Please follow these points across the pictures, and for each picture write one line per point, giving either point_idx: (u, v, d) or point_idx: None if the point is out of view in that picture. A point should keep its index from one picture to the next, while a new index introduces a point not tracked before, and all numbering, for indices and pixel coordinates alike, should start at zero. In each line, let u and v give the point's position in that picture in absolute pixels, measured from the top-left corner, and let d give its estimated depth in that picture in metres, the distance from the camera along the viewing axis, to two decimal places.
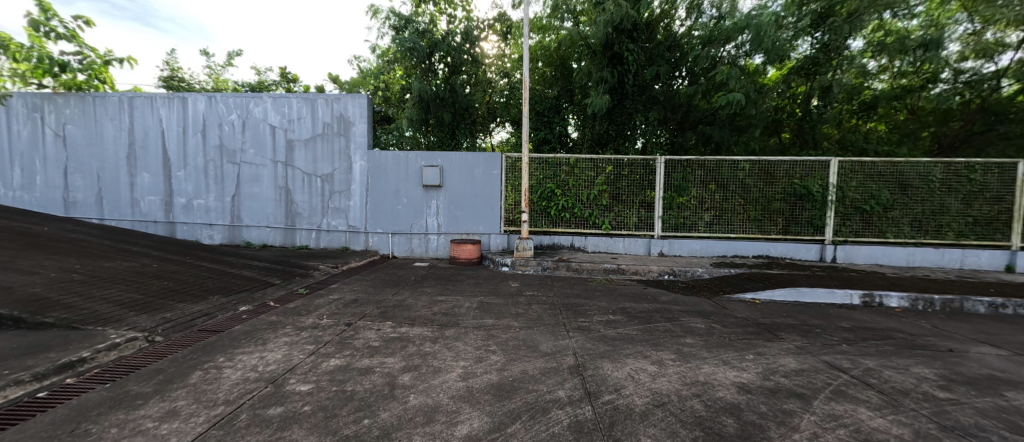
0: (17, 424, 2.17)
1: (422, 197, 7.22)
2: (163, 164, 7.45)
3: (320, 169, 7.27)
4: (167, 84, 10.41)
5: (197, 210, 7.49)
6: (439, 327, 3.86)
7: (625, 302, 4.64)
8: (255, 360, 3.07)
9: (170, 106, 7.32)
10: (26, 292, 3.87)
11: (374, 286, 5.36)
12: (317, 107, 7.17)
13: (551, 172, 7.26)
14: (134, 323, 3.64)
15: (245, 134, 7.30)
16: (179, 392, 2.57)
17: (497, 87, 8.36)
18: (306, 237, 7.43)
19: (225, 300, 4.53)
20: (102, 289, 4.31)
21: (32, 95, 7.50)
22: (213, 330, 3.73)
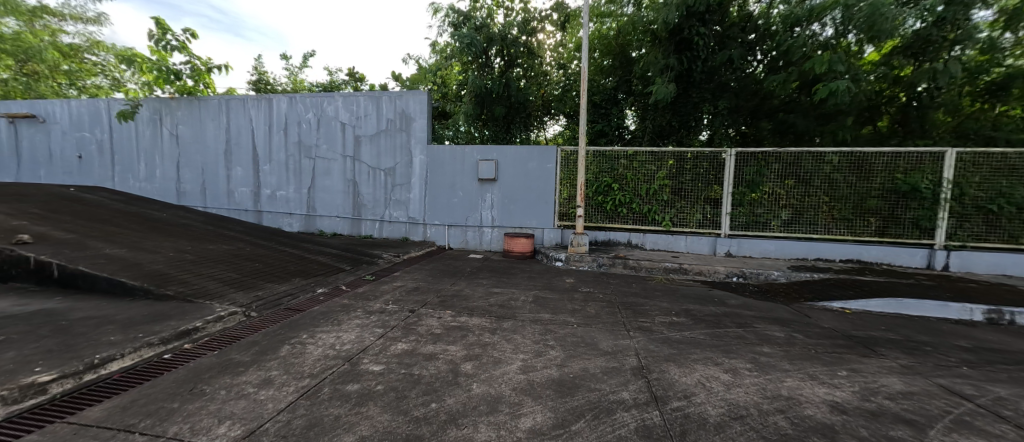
0: (150, 381, 2.56)
1: (477, 191, 7.38)
2: (252, 159, 8.32)
3: (383, 164, 7.69)
4: (256, 87, 11.58)
5: (280, 200, 8.29)
6: (497, 318, 3.93)
7: (689, 303, 4.38)
8: (333, 339, 3.35)
9: (258, 107, 8.14)
10: (152, 268, 4.56)
11: (434, 275, 5.59)
12: (382, 105, 7.57)
13: (608, 165, 7.03)
14: (234, 299, 4.13)
15: (320, 131, 7.92)
16: (272, 363, 2.88)
17: (552, 79, 8.18)
18: (371, 227, 7.92)
19: (304, 282, 4.98)
20: (207, 268, 4.94)
21: (153, 100, 8.73)
22: (297, 309, 4.13)
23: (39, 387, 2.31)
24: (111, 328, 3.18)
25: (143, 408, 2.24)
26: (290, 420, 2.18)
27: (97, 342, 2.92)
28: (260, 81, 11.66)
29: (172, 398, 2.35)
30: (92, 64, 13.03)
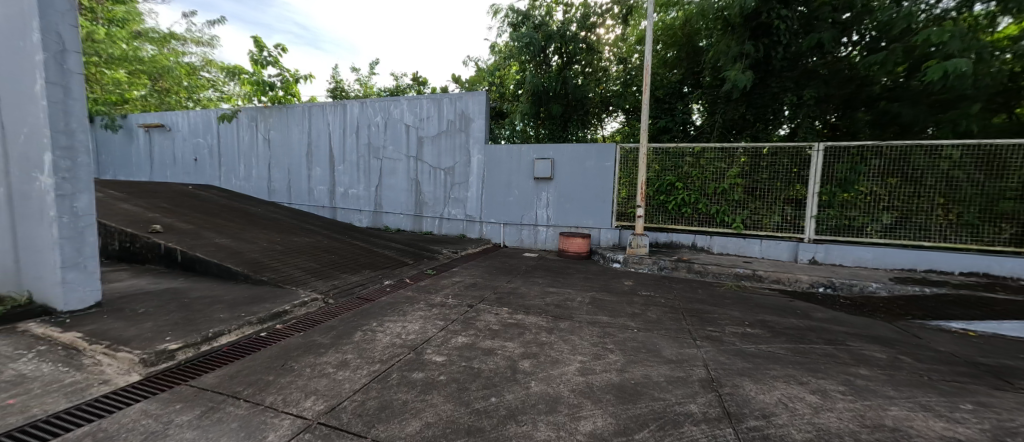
0: (249, 355, 2.93)
1: (533, 190, 7.39)
2: (329, 160, 9.07)
3: (444, 163, 7.98)
4: (333, 94, 12.60)
5: (352, 198, 8.95)
6: (553, 318, 3.92)
7: (764, 314, 4.03)
8: (399, 329, 3.55)
9: (335, 112, 8.86)
10: (250, 256, 5.17)
11: (490, 272, 5.69)
12: (443, 107, 7.86)
13: (672, 163, 6.67)
14: (315, 286, 4.56)
15: (387, 133, 8.42)
16: (348, 347, 3.13)
17: (612, 75, 7.94)
18: (431, 224, 8.26)
19: (373, 274, 5.34)
20: (293, 258, 5.48)
21: (250, 109, 9.85)
22: (367, 298, 4.44)
23: (168, 353, 2.76)
24: (220, 307, 3.67)
25: (244, 378, 2.59)
26: (364, 400, 2.38)
27: (210, 318, 3.38)
28: (336, 89, 12.68)
29: (268, 371, 2.68)
30: (206, 80, 15.14)
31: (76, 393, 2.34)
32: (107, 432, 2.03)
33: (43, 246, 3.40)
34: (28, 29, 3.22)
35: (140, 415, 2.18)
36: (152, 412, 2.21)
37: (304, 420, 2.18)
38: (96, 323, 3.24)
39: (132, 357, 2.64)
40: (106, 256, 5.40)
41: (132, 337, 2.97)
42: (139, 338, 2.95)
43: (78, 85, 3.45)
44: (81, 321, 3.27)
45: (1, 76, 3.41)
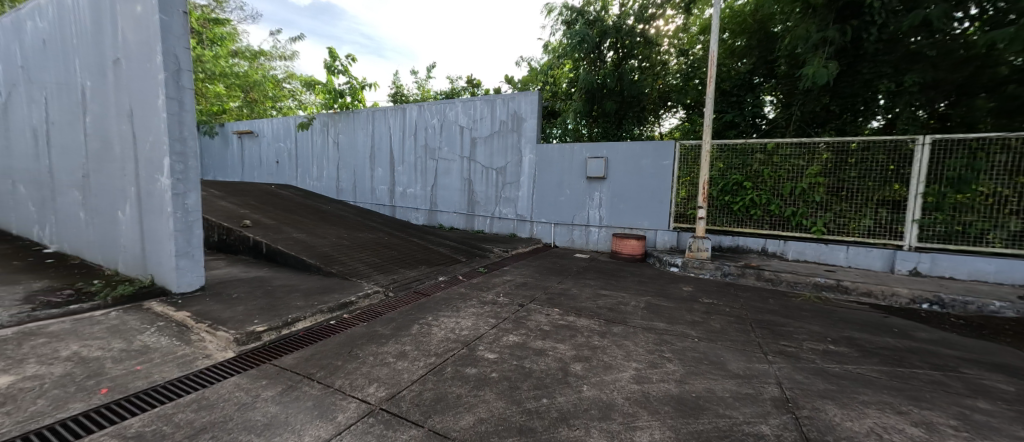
0: (320, 340, 3.22)
1: (585, 189, 7.24)
2: (389, 161, 9.53)
3: (495, 163, 8.05)
4: (394, 98, 13.23)
5: (409, 197, 9.33)
6: (607, 322, 3.78)
7: (850, 330, 3.59)
8: (453, 324, 3.63)
9: (395, 116, 9.30)
10: (321, 250, 5.58)
11: (541, 272, 5.63)
12: (496, 108, 7.93)
13: (739, 161, 6.19)
14: (376, 280, 4.80)
15: (442, 135, 8.66)
16: (406, 339, 3.27)
17: (671, 68, 7.53)
18: (483, 223, 8.38)
19: (428, 270, 5.50)
20: (357, 252, 5.83)
21: (321, 115, 10.65)
22: (423, 293, 4.60)
23: (254, 335, 3.12)
24: (296, 295, 4.01)
25: (316, 362, 2.89)
26: (420, 391, 2.54)
27: (289, 305, 3.72)
28: (397, 94, 13.30)
29: (337, 357, 2.96)
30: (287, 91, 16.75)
31: (186, 364, 2.77)
32: (207, 400, 2.40)
33: (161, 236, 3.92)
34: (152, 53, 3.71)
35: (233, 388, 2.54)
36: (243, 386, 2.56)
37: (369, 405, 2.40)
38: (199, 304, 3.72)
39: (227, 336, 3.04)
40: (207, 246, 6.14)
41: (227, 319, 3.36)
42: (233, 319, 3.35)
43: (189, 99, 3.93)
44: (188, 302, 3.76)
45: (132, 92, 3.96)
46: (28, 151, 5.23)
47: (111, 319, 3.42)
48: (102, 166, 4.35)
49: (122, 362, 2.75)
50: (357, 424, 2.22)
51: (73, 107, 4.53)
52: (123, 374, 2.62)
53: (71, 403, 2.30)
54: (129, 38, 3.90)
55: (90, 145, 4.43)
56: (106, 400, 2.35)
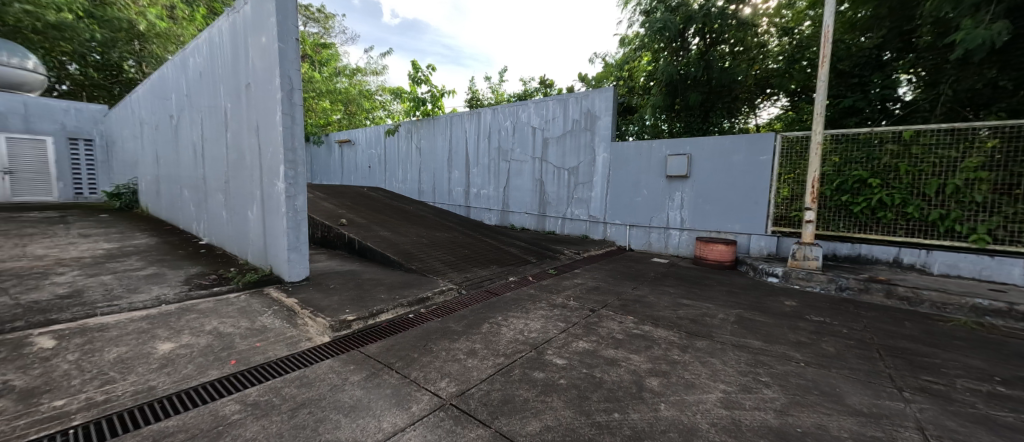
0: (400, 332, 3.36)
1: (665, 189, 6.72)
2: (465, 163, 9.81)
3: (568, 163, 7.85)
4: (470, 103, 13.64)
5: (483, 198, 9.51)
6: (688, 334, 3.41)
7: (1020, 368, 2.82)
8: (521, 325, 3.54)
9: (470, 120, 9.54)
10: (402, 247, 5.89)
11: (614, 277, 5.31)
12: (569, 106, 7.72)
13: (861, 154, 5.24)
14: (450, 277, 4.91)
15: (515, 136, 8.68)
16: (476, 337, 3.27)
17: (772, 50, 6.61)
18: (554, 224, 8.22)
19: (499, 270, 5.50)
20: (434, 250, 6.05)
21: (406, 122, 11.36)
22: (493, 292, 4.59)
23: (346, 324, 3.34)
24: (380, 288, 4.25)
25: (397, 352, 2.99)
26: (489, 391, 2.52)
27: (374, 297, 3.96)
28: (473, 99, 13.69)
29: (414, 349, 3.05)
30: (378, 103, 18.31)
31: (292, 344, 3.06)
32: (308, 378, 2.63)
33: (277, 232, 4.42)
34: (273, 76, 4.20)
35: (327, 370, 2.73)
36: (336, 369, 2.75)
37: (440, 399, 2.44)
38: (304, 291, 4.14)
39: (325, 322, 3.30)
40: (312, 241, 6.82)
41: (326, 306, 3.65)
42: (330, 307, 3.64)
43: (300, 114, 4.36)
44: (297, 289, 4.21)
45: (258, 109, 4.51)
46: (189, 162, 6.34)
47: (242, 300, 3.90)
48: (236, 174, 5.07)
49: (247, 338, 3.10)
50: (428, 417, 2.28)
51: (217, 124, 5.36)
52: (247, 348, 2.96)
53: (210, 370, 2.66)
54: (256, 64, 4.44)
55: (230, 157, 5.16)
56: (234, 370, 2.68)
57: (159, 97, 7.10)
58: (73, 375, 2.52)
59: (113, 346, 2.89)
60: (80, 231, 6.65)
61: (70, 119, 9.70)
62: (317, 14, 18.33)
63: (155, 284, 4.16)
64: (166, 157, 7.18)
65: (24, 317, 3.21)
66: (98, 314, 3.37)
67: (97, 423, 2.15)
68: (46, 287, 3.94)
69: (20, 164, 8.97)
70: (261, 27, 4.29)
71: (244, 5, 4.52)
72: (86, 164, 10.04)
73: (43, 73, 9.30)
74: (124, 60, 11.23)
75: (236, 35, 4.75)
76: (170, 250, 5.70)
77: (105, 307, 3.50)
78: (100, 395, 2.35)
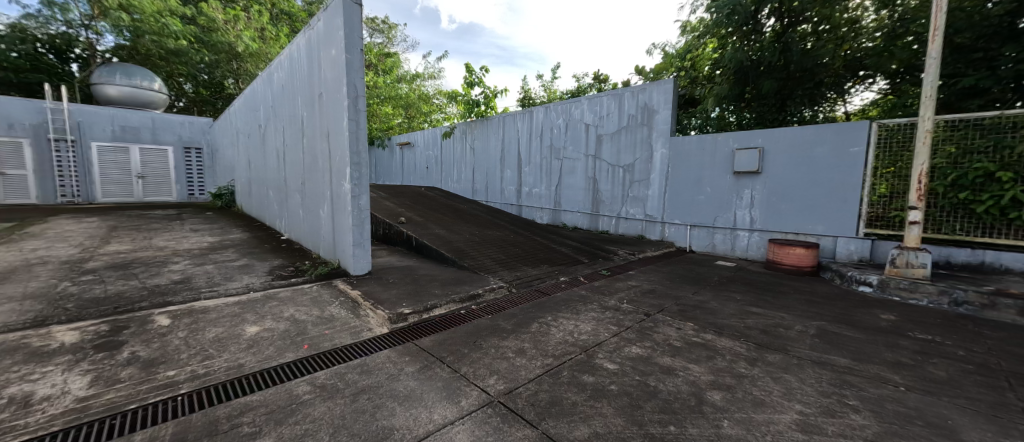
0: (451, 327, 3.38)
1: (732, 186, 6.20)
2: (517, 162, 9.78)
3: (622, 161, 7.53)
4: (522, 103, 13.62)
5: (535, 197, 9.44)
6: (758, 346, 3.08)
7: None
8: (571, 327, 3.40)
9: (523, 119, 9.49)
10: (456, 245, 5.99)
11: (672, 280, 4.98)
12: (624, 101, 7.39)
13: (985, 142, 4.44)
14: (501, 275, 4.89)
15: (567, 134, 8.50)
16: (524, 336, 3.19)
17: (866, 27, 5.71)
18: (607, 223, 7.95)
19: (550, 269, 5.39)
20: (486, 248, 6.08)
21: (461, 123, 11.59)
22: (544, 292, 4.49)
23: (402, 317, 3.43)
24: (433, 283, 4.33)
25: (449, 346, 3.01)
26: (537, 391, 2.43)
27: (429, 292, 4.04)
28: (525, 97, 13.65)
29: (465, 344, 3.04)
30: (435, 106, 19.00)
31: (356, 333, 3.19)
32: (368, 366, 2.71)
33: (344, 228, 4.68)
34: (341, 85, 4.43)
35: (384, 360, 2.80)
36: (392, 359, 2.81)
37: (488, 395, 2.39)
38: (367, 284, 4.34)
39: (385, 314, 3.41)
40: (374, 238, 7.17)
41: (385, 299, 3.78)
42: (389, 300, 3.77)
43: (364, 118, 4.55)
44: (361, 282, 4.43)
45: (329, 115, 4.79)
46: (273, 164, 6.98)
47: (314, 290, 4.17)
48: (310, 175, 5.46)
49: (318, 326, 3.29)
50: (476, 412, 2.24)
51: (295, 129, 5.82)
52: (318, 335, 3.13)
53: (287, 352, 2.85)
54: (328, 74, 4.72)
55: (305, 159, 5.58)
56: (302, 353, 2.84)
57: (250, 107, 7.91)
58: (183, 349, 2.82)
59: (212, 326, 3.19)
60: (192, 227, 7.57)
61: (185, 131, 11.61)
62: (381, 25, 19.49)
63: (245, 273, 4.59)
64: (255, 160, 7.98)
65: (146, 298, 3.67)
66: (202, 298, 3.76)
67: (196, 393, 2.37)
68: (164, 273, 4.47)
69: (150, 169, 11.07)
70: (332, 39, 4.55)
71: (316, 20, 4.82)
72: (197, 169, 11.95)
73: (166, 93, 11.62)
74: (225, 78, 14.54)
75: (310, 48, 5.11)
76: (258, 244, 6.26)
77: (208, 292, 3.90)
78: (201, 368, 2.60)
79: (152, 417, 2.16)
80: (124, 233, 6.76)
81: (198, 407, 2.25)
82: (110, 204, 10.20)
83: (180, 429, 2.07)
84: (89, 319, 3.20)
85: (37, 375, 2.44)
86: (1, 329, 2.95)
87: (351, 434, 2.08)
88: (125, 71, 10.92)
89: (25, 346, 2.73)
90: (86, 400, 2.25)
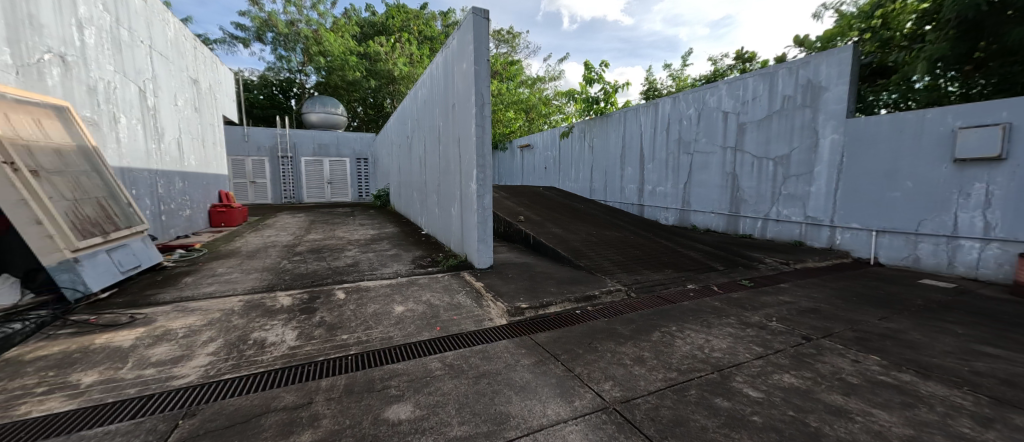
0: (566, 326, 3.25)
1: (950, 178, 4.66)
2: (639, 159, 9.09)
3: (773, 151, 6.39)
4: (646, 95, 12.66)
5: (659, 195, 8.67)
6: (988, 400, 2.21)
7: None
8: (701, 341, 2.95)
9: (647, 113, 8.76)
10: (573, 244, 5.82)
11: (843, 298, 3.98)
12: (777, 80, 6.26)
13: None
14: (620, 278, 4.55)
15: (700, 125, 7.58)
16: (645, 344, 2.88)
17: None
18: (751, 226, 6.85)
19: (677, 275, 4.85)
20: (604, 249, 5.78)
21: (578, 123, 11.25)
22: (668, 300, 4.01)
23: (519, 310, 3.45)
24: (548, 281, 4.26)
25: (563, 344, 2.88)
26: (658, 406, 2.15)
27: (546, 289, 3.97)
28: (650, 89, 12.65)
29: (578, 344, 2.88)
30: (555, 107, 19.11)
31: (479, 322, 3.29)
32: (488, 353, 2.75)
33: (470, 225, 4.94)
34: (470, 95, 4.68)
35: (502, 349, 2.81)
36: (509, 349, 2.81)
37: (603, 400, 2.20)
38: (490, 277, 4.49)
39: (503, 306, 3.47)
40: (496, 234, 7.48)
41: (504, 293, 3.85)
42: (507, 294, 3.82)
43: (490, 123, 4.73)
44: (485, 275, 4.60)
45: (460, 122, 5.11)
46: (416, 168, 7.83)
47: (444, 279, 4.48)
48: (444, 177, 5.91)
49: (448, 312, 3.49)
50: (591, 416, 2.08)
51: (433, 136, 6.40)
52: (448, 319, 3.33)
53: (423, 332, 3.07)
54: (459, 85, 5.04)
55: (440, 162, 6.09)
56: (431, 334, 3.05)
57: (399, 121, 9.04)
58: (352, 319, 3.27)
59: (372, 303, 3.65)
60: (360, 222, 9.02)
61: (359, 146, 14.16)
62: (506, 35, 20.51)
63: (394, 261, 5.22)
64: (402, 166, 9.07)
65: (331, 276, 4.43)
66: (365, 279, 4.37)
67: (363, 354, 2.72)
68: (342, 258, 5.36)
69: (335, 176, 13.89)
70: (463, 53, 4.84)
71: (451, 38, 5.18)
72: (365, 176, 14.43)
73: (344, 115, 14.59)
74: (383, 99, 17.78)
75: (445, 62, 5.53)
76: (403, 237, 7.08)
77: (369, 274, 4.53)
78: (364, 336, 2.97)
79: (331, 369, 2.54)
80: (318, 225, 8.45)
81: (361, 366, 2.57)
82: (308, 204, 13.04)
83: (349, 382, 2.37)
84: (298, 288, 3.98)
85: (269, 326, 3.09)
86: (252, 291, 3.86)
87: (473, 413, 2.10)
88: (320, 100, 14.14)
89: (262, 304, 3.51)
90: (295, 349, 2.75)
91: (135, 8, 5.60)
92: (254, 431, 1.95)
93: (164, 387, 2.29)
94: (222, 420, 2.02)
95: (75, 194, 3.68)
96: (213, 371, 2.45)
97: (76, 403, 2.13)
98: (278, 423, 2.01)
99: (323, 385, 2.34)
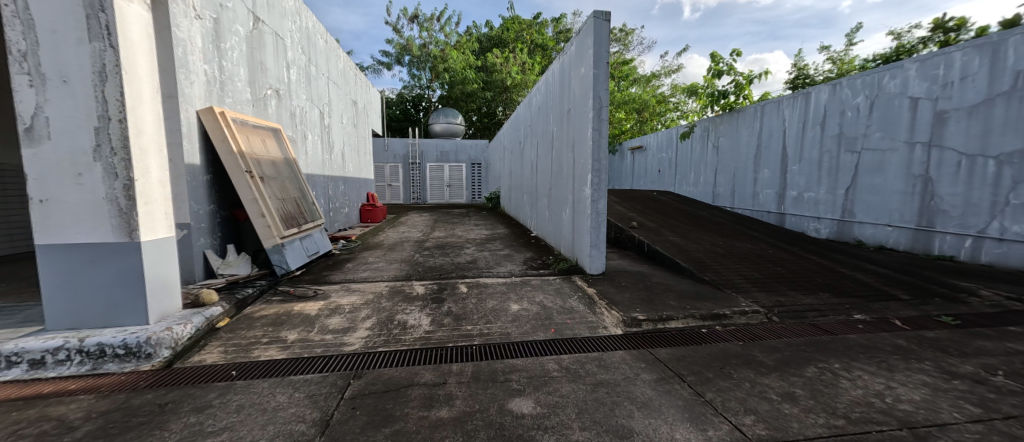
0: (691, 345, 2.96)
1: None
2: (781, 160, 7.78)
3: (996, 146, 4.82)
4: (792, 84, 10.83)
5: (808, 203, 7.30)
6: None
7: None
8: (880, 386, 2.38)
9: (794, 105, 7.46)
10: (697, 256, 5.28)
11: None
12: (1007, 53, 4.70)
13: None
14: (756, 298, 3.95)
15: (873, 116, 6.13)
16: (797, 380, 2.45)
17: None
18: (953, 245, 5.27)
19: (836, 301, 3.99)
20: (735, 263, 5.09)
21: (703, 120, 10.13)
22: (826, 330, 3.33)
23: (635, 321, 3.28)
24: (669, 294, 3.95)
25: (689, 365, 2.63)
26: None
27: (665, 302, 3.69)
28: (798, 77, 10.78)
29: (707, 368, 2.59)
30: (672, 104, 17.73)
31: (593, 330, 3.23)
32: (604, 362, 2.68)
33: (583, 230, 4.88)
34: (588, 99, 4.63)
35: (619, 360, 2.71)
36: (626, 361, 2.69)
37: (744, 436, 1.95)
38: (602, 284, 4.37)
39: (618, 316, 3.34)
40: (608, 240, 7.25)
41: (619, 302, 3.70)
42: (623, 303, 3.66)
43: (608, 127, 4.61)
44: (596, 281, 4.49)
45: (576, 127, 5.09)
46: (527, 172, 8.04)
47: (557, 282, 4.52)
48: (557, 181, 5.94)
49: (561, 315, 3.51)
50: None
51: (546, 141, 6.51)
52: (561, 322, 3.35)
53: (538, 332, 3.15)
54: (576, 90, 5.03)
55: (553, 166, 6.15)
56: (543, 335, 3.11)
57: (513, 128, 9.43)
58: (474, 312, 3.53)
59: (490, 299, 3.88)
60: (475, 222, 9.72)
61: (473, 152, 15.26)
62: (618, 34, 19.81)
63: (507, 261, 5.46)
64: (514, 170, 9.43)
65: (454, 271, 4.86)
66: (483, 276, 4.67)
67: (486, 346, 2.92)
68: (462, 255, 5.83)
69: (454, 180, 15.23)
70: (582, 58, 4.81)
71: (570, 44, 5.21)
72: (479, 180, 15.50)
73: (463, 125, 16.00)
74: (498, 107, 18.84)
75: (563, 69, 5.57)
76: (515, 238, 7.36)
77: (486, 272, 4.83)
78: (485, 329, 3.18)
79: (459, 355, 2.79)
80: (440, 224, 9.37)
81: (484, 357, 2.76)
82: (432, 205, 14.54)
83: (475, 370, 2.57)
84: (427, 280, 4.47)
85: (408, 310, 3.54)
86: (394, 279, 4.47)
87: (593, 420, 2.07)
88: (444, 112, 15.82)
89: (402, 291, 4.03)
90: (429, 333, 3.09)
91: (319, 47, 7.01)
92: (404, 399, 2.24)
93: (339, 351, 2.80)
94: (380, 385, 2.38)
95: (283, 195, 4.76)
96: (371, 344, 2.91)
97: (286, 354, 2.75)
98: (420, 396, 2.27)
99: (454, 369, 2.58)
